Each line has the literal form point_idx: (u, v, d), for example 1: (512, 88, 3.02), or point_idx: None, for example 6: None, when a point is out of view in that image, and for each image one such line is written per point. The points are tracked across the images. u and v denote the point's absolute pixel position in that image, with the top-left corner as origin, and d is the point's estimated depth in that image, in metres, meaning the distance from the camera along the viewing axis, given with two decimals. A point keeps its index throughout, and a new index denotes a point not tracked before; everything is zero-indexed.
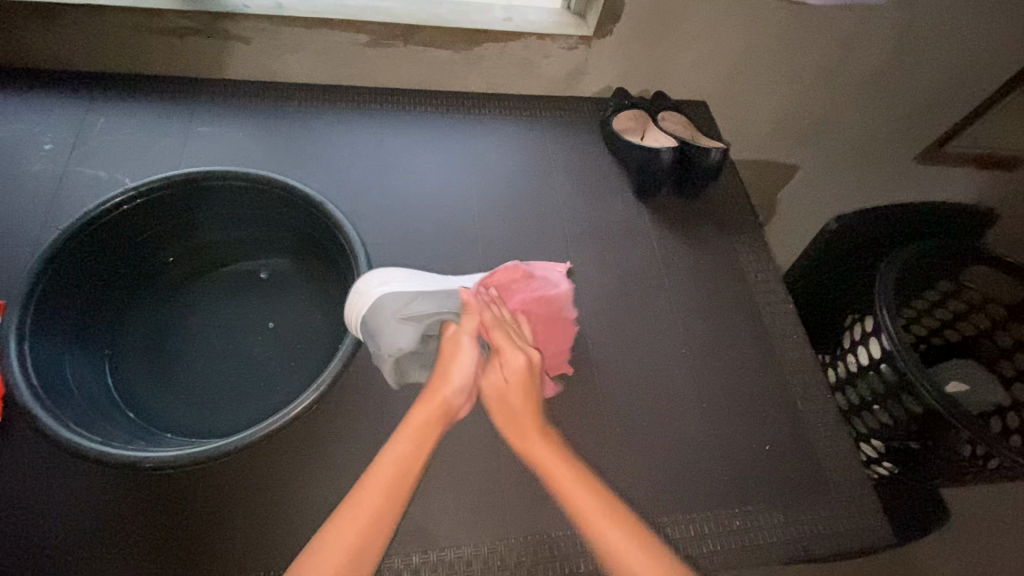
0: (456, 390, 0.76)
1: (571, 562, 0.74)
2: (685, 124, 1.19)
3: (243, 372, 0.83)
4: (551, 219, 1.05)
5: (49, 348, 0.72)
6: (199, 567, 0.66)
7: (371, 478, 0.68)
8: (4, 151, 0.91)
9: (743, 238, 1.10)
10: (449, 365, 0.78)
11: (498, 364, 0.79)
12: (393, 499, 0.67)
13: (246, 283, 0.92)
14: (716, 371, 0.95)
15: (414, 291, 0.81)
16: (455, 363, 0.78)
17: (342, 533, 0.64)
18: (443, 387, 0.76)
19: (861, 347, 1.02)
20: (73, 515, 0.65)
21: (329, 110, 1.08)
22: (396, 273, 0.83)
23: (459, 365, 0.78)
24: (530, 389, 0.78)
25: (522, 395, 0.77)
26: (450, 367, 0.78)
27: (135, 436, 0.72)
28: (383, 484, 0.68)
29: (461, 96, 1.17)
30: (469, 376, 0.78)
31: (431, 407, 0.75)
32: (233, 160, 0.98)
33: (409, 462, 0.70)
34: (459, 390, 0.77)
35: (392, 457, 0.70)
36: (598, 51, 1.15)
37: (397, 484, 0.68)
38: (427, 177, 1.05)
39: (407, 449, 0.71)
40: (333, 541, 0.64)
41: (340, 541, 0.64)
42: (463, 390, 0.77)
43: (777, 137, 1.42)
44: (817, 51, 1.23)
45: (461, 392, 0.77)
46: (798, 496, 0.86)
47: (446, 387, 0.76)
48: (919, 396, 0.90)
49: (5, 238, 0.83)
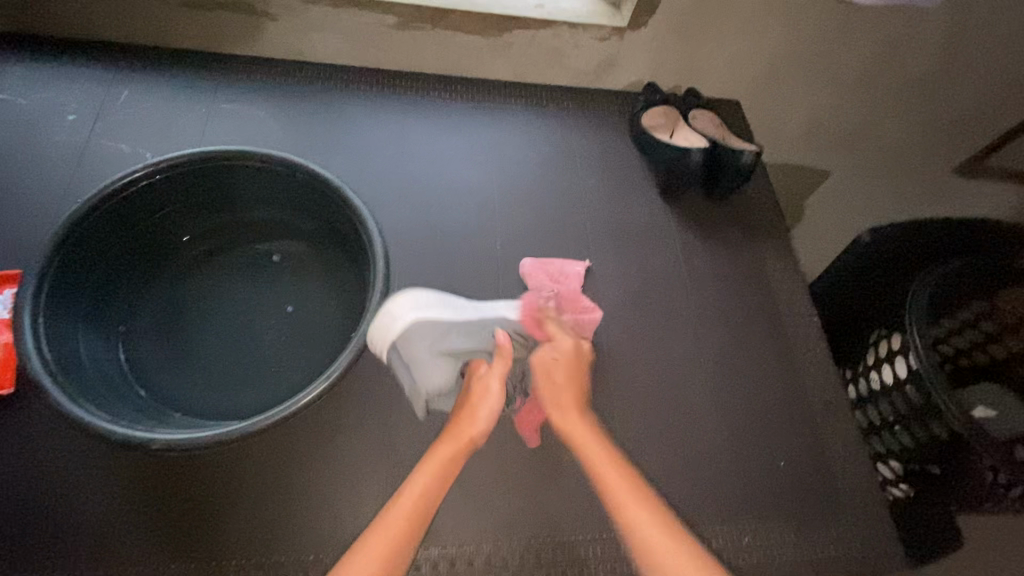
0: (478, 420, 0.76)
1: (576, 568, 0.73)
2: (716, 124, 1.16)
3: (254, 355, 0.82)
4: (573, 215, 1.03)
5: (63, 326, 0.73)
6: (201, 549, 0.66)
7: (396, 503, 0.70)
8: (28, 120, 0.91)
9: (770, 245, 1.07)
10: (473, 396, 0.79)
11: (544, 357, 0.84)
12: (417, 523, 0.69)
13: (260, 265, 0.90)
14: (734, 381, 0.93)
15: (446, 321, 0.81)
16: (478, 393, 0.79)
17: (364, 561, 0.65)
18: (465, 416, 0.77)
19: (887, 365, 0.98)
20: (81, 490, 0.66)
21: (354, 92, 1.06)
22: (427, 298, 0.83)
23: (482, 396, 0.78)
24: (579, 383, 0.83)
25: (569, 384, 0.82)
26: (474, 398, 0.78)
27: (144, 416, 0.72)
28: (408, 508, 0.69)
29: (488, 84, 1.15)
30: (491, 407, 0.78)
31: (452, 434, 0.75)
32: (255, 139, 0.97)
33: (432, 487, 0.71)
34: (484, 420, 0.77)
35: (420, 478, 0.72)
36: (631, 43, 1.11)
37: (420, 509, 0.69)
38: (449, 166, 1.03)
39: (429, 482, 0.71)
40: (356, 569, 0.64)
41: (363, 567, 0.64)
42: (486, 419, 0.77)
43: (810, 141, 1.37)
44: (859, 53, 1.18)
45: (483, 421, 0.77)
46: (812, 515, 0.84)
47: (468, 415, 0.77)
48: (945, 420, 0.86)
49: (28, 208, 0.83)
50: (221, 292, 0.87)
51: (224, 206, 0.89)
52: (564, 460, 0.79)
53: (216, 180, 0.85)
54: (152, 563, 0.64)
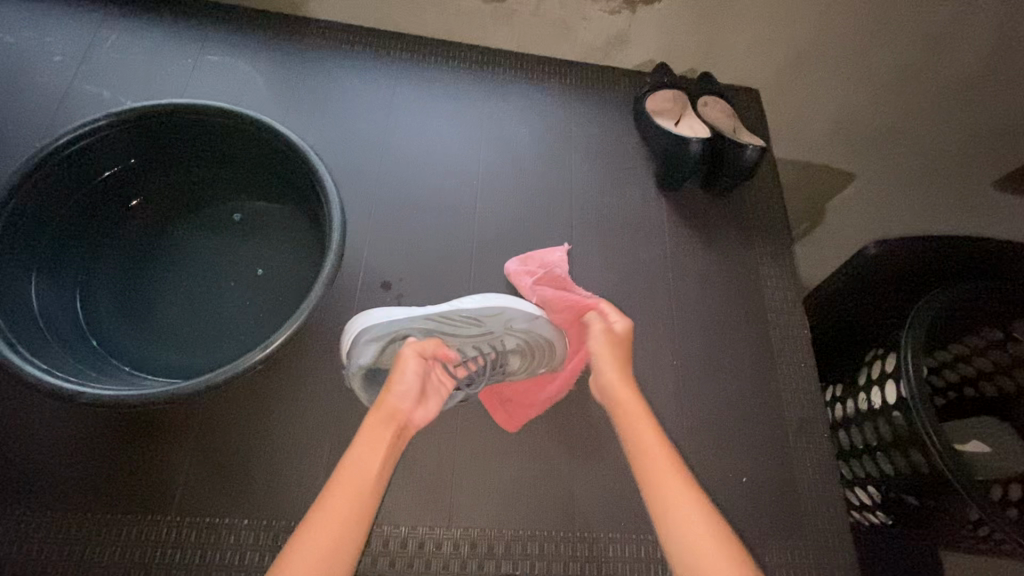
0: (400, 395, 0.70)
1: (506, 561, 0.74)
2: (729, 114, 1.07)
3: (207, 316, 0.82)
4: (559, 199, 0.98)
5: (14, 268, 0.74)
6: (136, 501, 0.68)
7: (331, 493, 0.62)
8: (14, 58, 0.91)
9: (767, 250, 1.00)
10: (394, 380, 0.71)
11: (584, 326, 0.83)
12: (359, 509, 0.61)
13: (219, 226, 0.87)
14: (706, 389, 0.88)
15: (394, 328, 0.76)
16: (401, 374, 0.71)
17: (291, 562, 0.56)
18: (388, 397, 0.70)
19: (876, 388, 0.92)
20: (32, 434, 0.70)
21: (346, 51, 1.02)
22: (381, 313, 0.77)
23: (401, 376, 0.71)
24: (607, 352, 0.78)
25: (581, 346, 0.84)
26: (394, 381, 0.71)
27: (86, 366, 0.73)
28: (347, 497, 0.62)
29: (489, 53, 1.09)
30: (416, 384, 0.71)
31: (383, 418, 0.68)
32: (236, 94, 0.95)
33: (373, 477, 0.64)
34: (405, 393, 0.70)
35: (364, 462, 0.64)
36: (643, 20, 1.04)
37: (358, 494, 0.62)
38: (434, 137, 0.99)
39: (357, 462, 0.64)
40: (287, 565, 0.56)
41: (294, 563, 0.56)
42: (410, 392, 0.71)
43: (837, 140, 1.25)
44: (895, 49, 1.07)
45: (407, 395, 0.71)
46: (767, 536, 0.81)
47: (388, 394, 0.70)
48: (928, 452, 0.80)
49: (6, 148, 0.84)
50: (178, 248, 0.85)
51: (190, 163, 0.88)
52: (512, 454, 0.79)
53: (182, 134, 0.85)
54: (88, 511, 0.67)
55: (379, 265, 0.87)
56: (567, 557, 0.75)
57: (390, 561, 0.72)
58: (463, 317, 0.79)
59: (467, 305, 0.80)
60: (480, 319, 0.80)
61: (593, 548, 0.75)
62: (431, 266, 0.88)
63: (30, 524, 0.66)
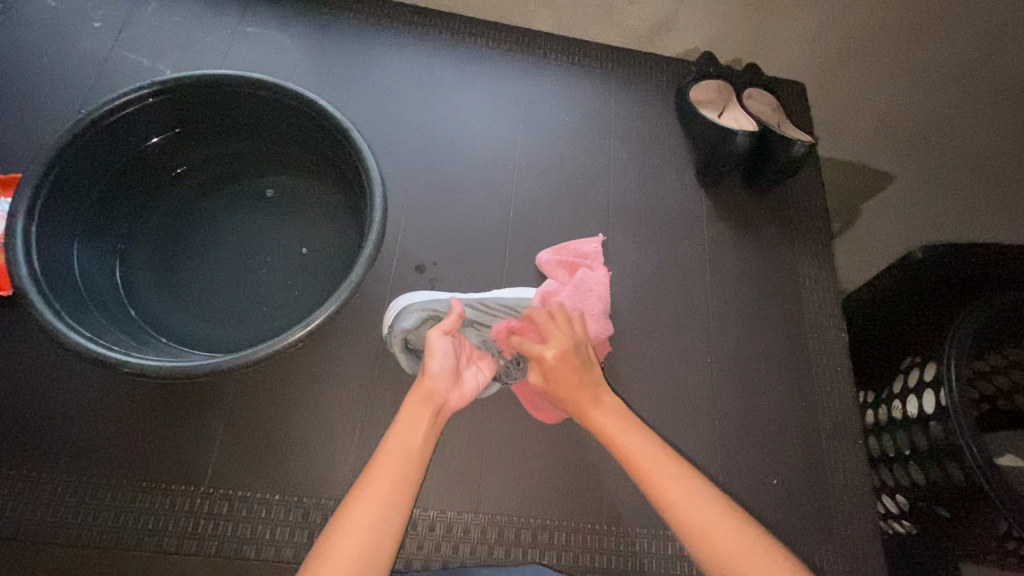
0: (438, 377, 0.68)
1: (534, 550, 0.73)
2: (774, 108, 1.03)
3: (242, 291, 0.82)
4: (596, 187, 0.96)
5: (55, 234, 0.73)
6: (170, 472, 0.69)
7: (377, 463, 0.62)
8: (56, 22, 0.90)
9: (807, 250, 0.98)
10: (428, 362, 0.68)
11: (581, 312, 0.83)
12: (399, 487, 0.60)
13: (252, 201, 0.87)
14: (739, 389, 0.87)
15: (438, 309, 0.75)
16: (430, 358, 0.68)
17: (344, 545, 0.56)
18: (424, 379, 0.68)
19: (912, 397, 0.89)
20: (69, 401, 0.70)
21: (385, 26, 1.00)
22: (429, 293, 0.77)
23: (436, 358, 0.68)
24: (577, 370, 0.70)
25: (572, 373, 0.69)
26: (428, 363, 0.68)
27: (126, 335, 0.73)
28: (393, 466, 0.61)
29: (530, 34, 1.06)
30: (452, 367, 0.69)
31: (420, 395, 0.67)
32: (275, 68, 0.93)
33: (416, 451, 0.63)
34: (441, 375, 0.68)
35: (406, 438, 0.63)
36: (690, 6, 1.01)
37: (403, 464, 0.62)
38: (471, 119, 0.97)
39: (400, 449, 0.62)
40: (338, 548, 0.56)
41: (347, 543, 0.56)
42: (446, 373, 0.69)
43: (880, 139, 1.19)
44: (951, 48, 1.01)
45: (443, 377, 0.68)
46: (796, 539, 0.80)
47: (425, 376, 0.68)
48: (964, 465, 0.77)
49: (46, 114, 0.83)
50: (214, 223, 0.85)
51: (225, 136, 0.87)
52: (542, 444, 0.78)
53: (221, 106, 0.84)
54: (124, 480, 0.68)
55: (414, 247, 0.86)
56: (595, 549, 0.74)
57: (418, 543, 0.72)
58: (501, 306, 0.81)
59: (507, 295, 0.82)
60: (517, 310, 0.81)
61: (621, 542, 0.75)
62: (465, 250, 0.87)
63: (65, 490, 0.67)
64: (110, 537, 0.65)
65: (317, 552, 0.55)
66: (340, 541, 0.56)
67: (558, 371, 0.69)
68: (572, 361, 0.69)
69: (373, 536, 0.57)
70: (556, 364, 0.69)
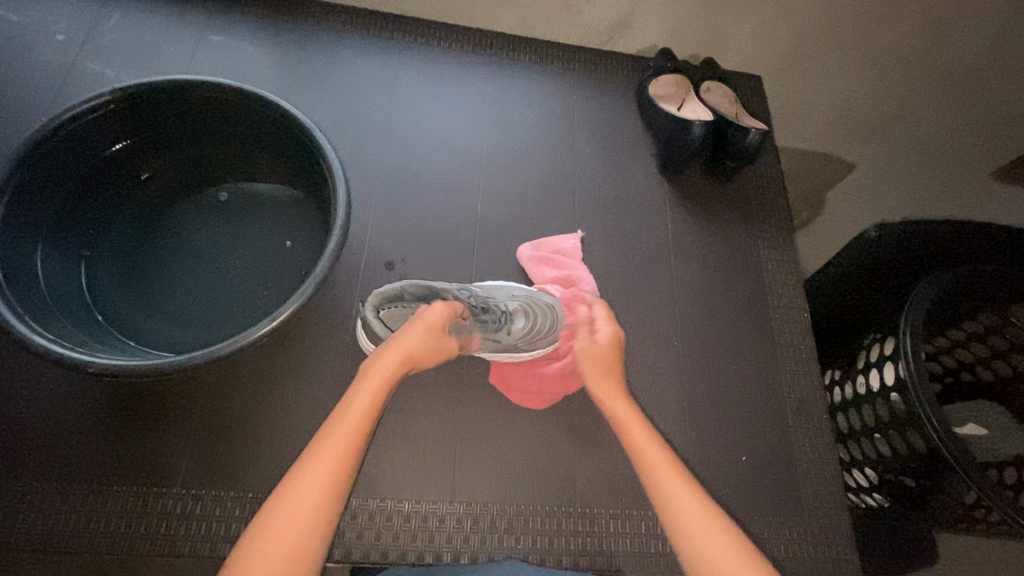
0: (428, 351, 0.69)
1: (510, 536, 0.74)
2: (731, 99, 1.06)
3: (208, 291, 0.83)
4: (560, 180, 0.98)
5: (19, 241, 0.74)
6: (138, 475, 0.69)
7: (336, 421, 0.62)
8: (16, 36, 0.90)
9: (767, 236, 1.01)
10: (424, 338, 0.68)
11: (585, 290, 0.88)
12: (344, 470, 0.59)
13: (207, 206, 0.88)
14: (706, 371, 0.89)
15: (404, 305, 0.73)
16: (430, 334, 0.69)
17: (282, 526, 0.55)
18: (417, 353, 0.68)
19: (874, 371, 0.92)
20: (34, 408, 0.70)
21: (350, 33, 1.02)
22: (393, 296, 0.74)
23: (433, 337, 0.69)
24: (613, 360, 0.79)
25: (600, 365, 0.78)
26: (423, 341, 0.68)
27: (93, 339, 0.73)
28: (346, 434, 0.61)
29: (493, 36, 1.09)
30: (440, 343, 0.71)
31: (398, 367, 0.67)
32: (240, 75, 0.95)
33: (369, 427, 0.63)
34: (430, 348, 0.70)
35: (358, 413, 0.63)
36: (646, 4, 1.04)
37: (366, 420, 0.63)
38: (435, 120, 0.99)
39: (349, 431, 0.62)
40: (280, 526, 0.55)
41: (289, 526, 0.55)
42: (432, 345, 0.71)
43: (838, 128, 1.22)
44: (896, 37, 1.05)
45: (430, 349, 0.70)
46: (767, 514, 0.82)
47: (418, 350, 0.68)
48: (926, 433, 0.80)
49: (8, 125, 0.84)
50: (178, 227, 0.86)
51: (186, 142, 0.88)
52: (515, 431, 0.80)
53: (181, 112, 0.85)
54: (93, 484, 0.67)
55: (382, 244, 0.87)
56: (568, 532, 0.76)
57: (393, 536, 0.72)
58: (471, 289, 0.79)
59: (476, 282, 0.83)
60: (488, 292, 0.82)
61: (595, 524, 0.76)
62: (432, 247, 0.89)
63: (34, 496, 0.66)
64: (80, 540, 0.65)
65: (275, 504, 0.56)
66: (289, 504, 0.56)
67: (589, 360, 0.79)
68: (597, 364, 0.79)
69: (327, 495, 0.57)
70: (602, 348, 0.80)
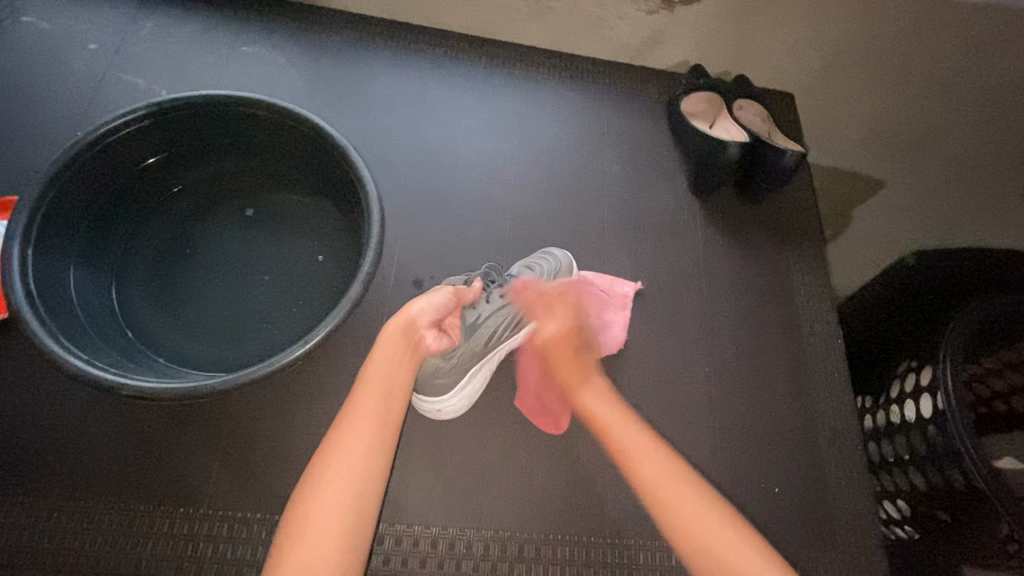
0: (422, 311, 0.72)
1: (538, 564, 0.73)
2: (764, 116, 1.04)
3: (234, 307, 0.82)
4: (590, 198, 0.97)
5: (50, 257, 0.74)
6: (165, 496, 0.68)
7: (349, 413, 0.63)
8: (49, 46, 0.90)
9: (800, 258, 0.99)
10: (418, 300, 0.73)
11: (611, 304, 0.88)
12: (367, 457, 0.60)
13: (232, 220, 0.87)
14: (738, 397, 0.87)
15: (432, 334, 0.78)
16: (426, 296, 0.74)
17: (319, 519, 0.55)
18: (414, 311, 0.72)
19: (910, 401, 0.89)
20: (63, 425, 0.69)
21: (380, 44, 1.02)
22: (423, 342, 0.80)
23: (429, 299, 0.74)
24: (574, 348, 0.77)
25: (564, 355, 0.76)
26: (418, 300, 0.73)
27: (121, 357, 0.72)
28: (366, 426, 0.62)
29: (522, 49, 1.08)
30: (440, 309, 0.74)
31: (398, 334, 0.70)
32: (270, 86, 0.94)
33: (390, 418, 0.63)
34: (428, 312, 0.73)
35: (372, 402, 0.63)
36: (679, 21, 1.03)
37: (384, 401, 0.64)
38: (463, 135, 0.98)
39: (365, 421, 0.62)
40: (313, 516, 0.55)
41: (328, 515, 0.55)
42: (432, 313, 0.73)
43: (869, 146, 1.19)
44: (932, 58, 1.03)
45: (428, 314, 0.73)
46: (801, 547, 0.80)
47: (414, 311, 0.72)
48: (965, 469, 0.77)
49: (40, 136, 0.84)
50: (204, 241, 0.85)
51: (214, 156, 0.88)
52: (544, 457, 0.78)
53: (210, 126, 0.84)
54: (120, 504, 0.67)
55: (410, 262, 0.86)
56: (598, 562, 0.74)
57: (421, 561, 0.71)
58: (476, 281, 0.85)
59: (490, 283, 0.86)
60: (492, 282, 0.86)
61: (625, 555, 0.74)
62: (461, 265, 0.87)
63: (61, 516, 0.66)
64: (106, 562, 0.64)
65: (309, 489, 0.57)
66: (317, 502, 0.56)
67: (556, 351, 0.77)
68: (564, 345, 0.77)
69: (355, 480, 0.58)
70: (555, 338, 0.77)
